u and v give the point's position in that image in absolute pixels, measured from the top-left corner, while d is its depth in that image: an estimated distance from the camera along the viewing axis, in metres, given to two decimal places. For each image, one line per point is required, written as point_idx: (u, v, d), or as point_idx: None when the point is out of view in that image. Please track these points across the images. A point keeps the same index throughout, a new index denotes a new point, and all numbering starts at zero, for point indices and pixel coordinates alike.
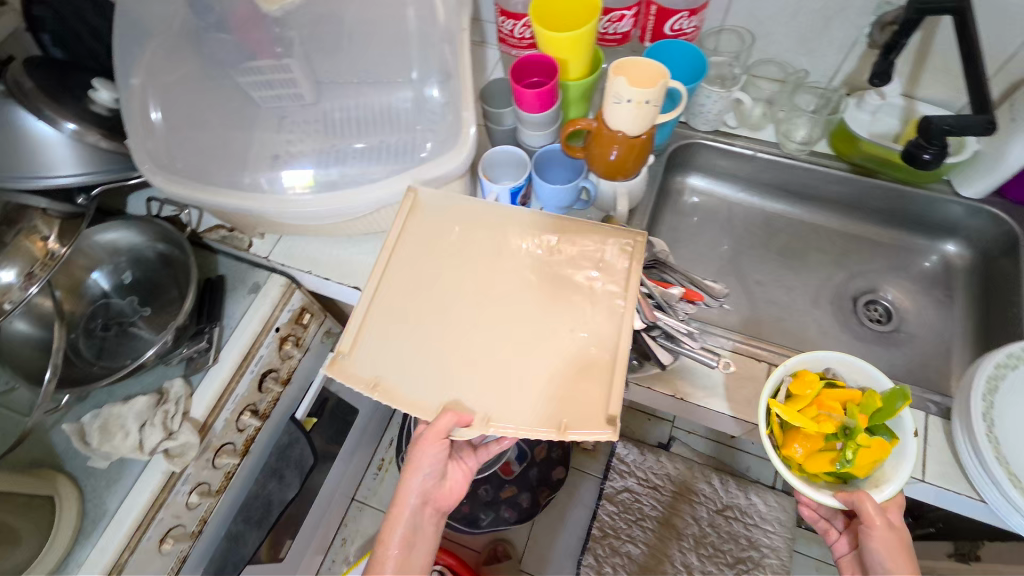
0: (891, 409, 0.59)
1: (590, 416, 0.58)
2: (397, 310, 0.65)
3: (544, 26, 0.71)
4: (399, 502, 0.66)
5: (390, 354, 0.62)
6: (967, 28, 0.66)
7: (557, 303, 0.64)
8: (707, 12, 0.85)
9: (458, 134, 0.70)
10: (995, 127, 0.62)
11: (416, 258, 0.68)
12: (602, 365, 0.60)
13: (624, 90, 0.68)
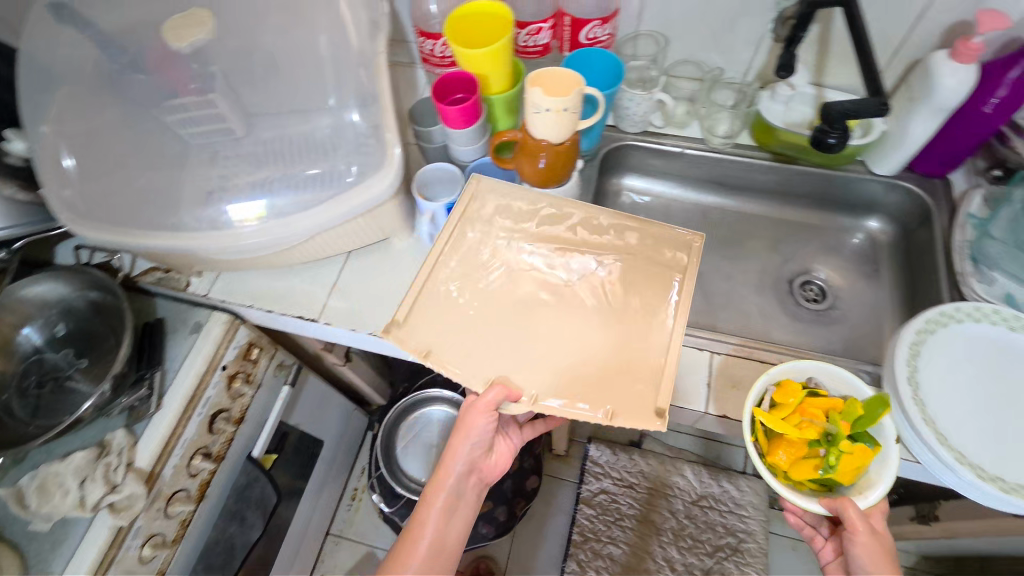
0: (873, 415, 0.59)
1: (639, 409, 0.61)
2: (444, 291, 0.69)
3: (460, 43, 0.73)
4: (445, 467, 0.72)
5: (441, 329, 0.67)
6: (854, 19, 0.70)
7: (615, 302, 0.69)
8: (621, 19, 0.88)
9: (383, 155, 0.71)
10: (888, 108, 0.66)
11: (472, 246, 0.73)
12: (652, 357, 0.65)
13: (541, 99, 0.69)
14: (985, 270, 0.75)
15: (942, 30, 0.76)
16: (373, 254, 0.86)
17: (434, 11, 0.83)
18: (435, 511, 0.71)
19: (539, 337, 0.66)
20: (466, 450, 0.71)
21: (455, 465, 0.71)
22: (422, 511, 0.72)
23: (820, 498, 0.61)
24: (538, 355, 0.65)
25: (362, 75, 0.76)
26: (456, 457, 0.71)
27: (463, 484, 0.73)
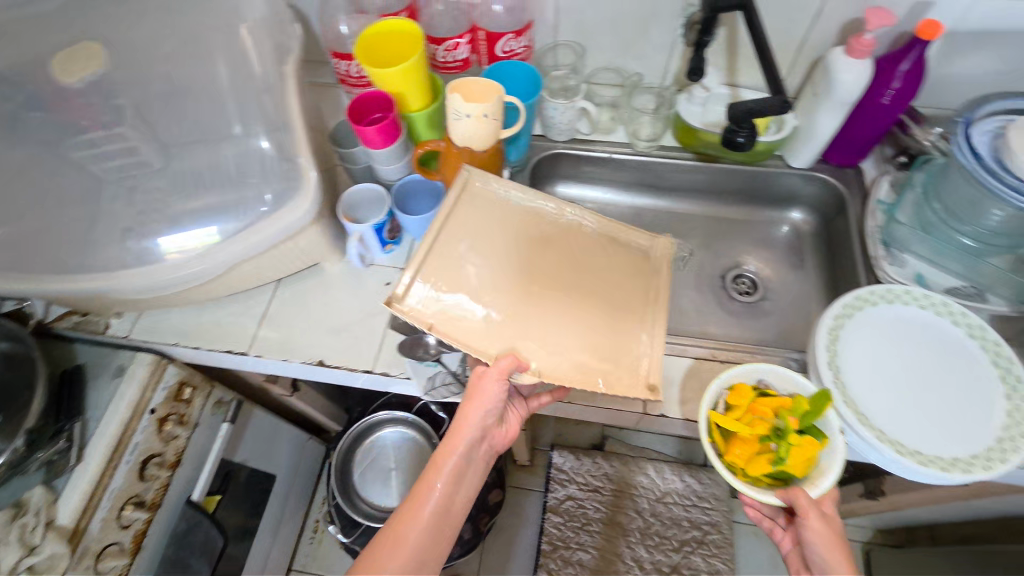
0: (820, 408, 0.61)
1: (631, 382, 0.64)
2: (445, 266, 0.68)
3: (372, 62, 0.72)
4: (456, 431, 0.65)
5: (443, 301, 0.66)
6: (754, 22, 0.73)
7: (609, 282, 0.71)
8: (538, 30, 0.89)
9: (298, 179, 0.70)
10: (788, 106, 0.69)
11: (471, 221, 0.71)
12: (645, 338, 0.68)
13: (462, 105, 0.69)
14: (897, 252, 0.79)
15: (838, 28, 0.80)
16: (304, 281, 0.84)
17: (346, 32, 0.82)
18: (442, 481, 0.64)
19: (542, 312, 0.67)
20: (482, 415, 0.65)
21: (468, 432, 0.65)
22: (427, 479, 0.65)
23: (777, 491, 0.61)
24: (543, 329, 0.66)
25: (271, 101, 0.73)
26: (472, 421, 0.65)
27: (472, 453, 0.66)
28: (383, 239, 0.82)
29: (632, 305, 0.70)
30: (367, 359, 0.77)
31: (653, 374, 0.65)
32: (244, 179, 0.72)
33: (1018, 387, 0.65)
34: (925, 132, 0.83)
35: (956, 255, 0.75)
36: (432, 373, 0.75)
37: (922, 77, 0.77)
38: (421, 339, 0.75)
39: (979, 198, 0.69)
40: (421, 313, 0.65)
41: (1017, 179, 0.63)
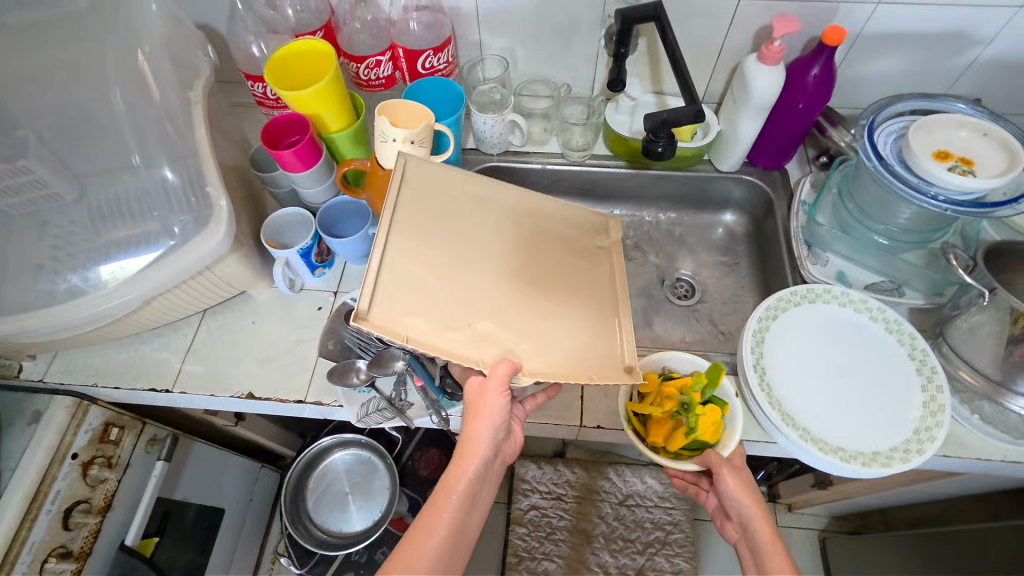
0: (714, 377, 0.67)
1: (611, 370, 0.61)
2: (404, 264, 0.57)
3: (284, 85, 0.71)
4: (466, 451, 0.62)
5: (413, 308, 0.55)
6: (666, 32, 0.74)
7: (563, 267, 0.67)
8: (462, 45, 0.89)
9: (209, 208, 0.68)
10: (702, 114, 0.70)
11: (422, 211, 0.61)
12: (612, 325, 0.65)
13: (388, 128, 0.67)
14: (819, 251, 0.81)
15: (752, 35, 0.82)
16: (232, 311, 0.81)
17: (258, 53, 0.80)
18: (452, 503, 0.60)
19: (517, 307, 0.60)
20: (492, 432, 0.62)
21: (481, 451, 0.61)
22: (437, 503, 0.60)
23: (695, 458, 0.67)
24: (523, 325, 0.59)
25: (181, 131, 0.70)
26: (481, 439, 0.62)
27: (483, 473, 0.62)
28: (312, 263, 0.80)
29: (592, 290, 0.67)
30: (298, 388, 0.75)
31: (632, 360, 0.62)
32: (153, 211, 0.69)
33: (933, 378, 0.67)
34: (842, 133, 0.86)
35: (873, 252, 0.77)
36: (365, 400, 0.72)
37: (833, 79, 0.79)
38: (352, 366, 0.72)
39: (887, 199, 0.71)
40: (389, 326, 0.53)
41: (915, 179, 0.66)
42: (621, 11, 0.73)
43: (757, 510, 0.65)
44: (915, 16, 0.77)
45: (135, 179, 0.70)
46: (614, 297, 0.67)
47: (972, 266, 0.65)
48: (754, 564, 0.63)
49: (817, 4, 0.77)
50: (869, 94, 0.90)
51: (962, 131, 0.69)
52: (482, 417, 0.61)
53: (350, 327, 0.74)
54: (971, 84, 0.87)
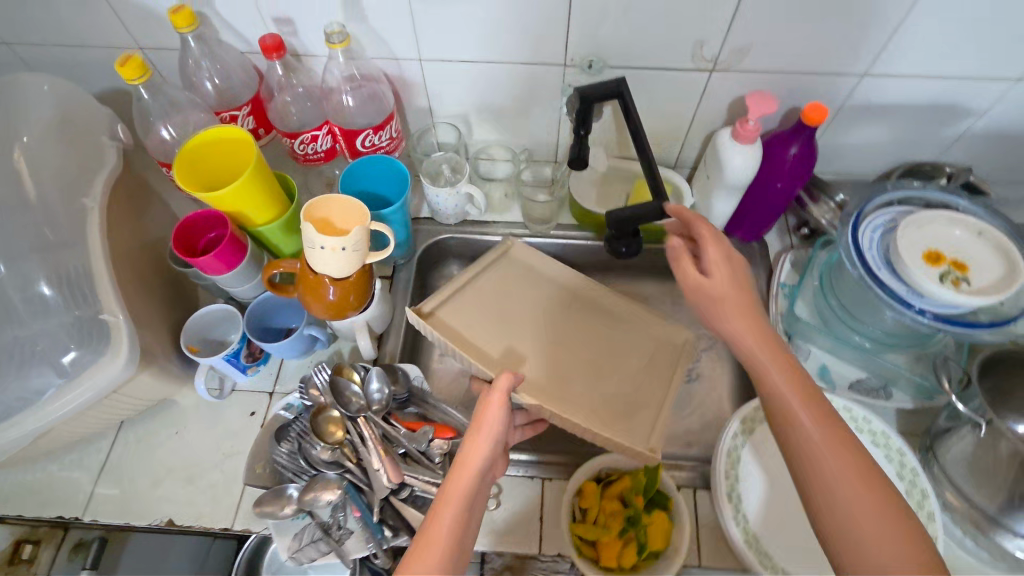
0: (652, 476, 0.64)
1: (631, 440, 0.64)
2: (467, 298, 0.72)
3: (199, 181, 0.62)
4: (466, 461, 0.52)
5: (468, 327, 0.70)
6: (630, 113, 0.65)
7: (624, 351, 0.72)
8: (411, 110, 0.80)
9: (107, 334, 0.58)
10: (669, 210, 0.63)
11: (504, 276, 0.76)
12: (648, 407, 0.68)
13: (315, 236, 0.59)
14: (800, 344, 0.74)
15: (726, 106, 0.75)
16: (153, 420, 0.73)
17: (169, 136, 0.69)
18: (454, 515, 0.49)
19: (552, 360, 0.70)
20: (493, 443, 0.53)
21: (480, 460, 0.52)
22: (437, 516, 0.49)
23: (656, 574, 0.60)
24: (552, 372, 0.69)
25: (65, 231, 0.60)
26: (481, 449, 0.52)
27: (484, 484, 0.53)
28: (241, 365, 0.71)
29: (643, 376, 0.70)
30: (222, 516, 0.67)
31: (653, 438, 0.64)
32: (33, 327, 0.59)
33: (923, 504, 0.61)
34: (823, 208, 0.80)
35: (858, 351, 0.70)
36: (298, 529, 0.64)
37: (813, 158, 0.72)
38: (282, 495, 0.63)
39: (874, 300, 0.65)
40: (447, 323, 0.69)
41: (902, 287, 0.59)
42: (579, 89, 0.64)
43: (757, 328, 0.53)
44: (902, 89, 0.71)
45: (8, 292, 0.59)
46: (666, 386, 0.69)
47: (968, 384, 0.59)
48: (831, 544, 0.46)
49: (796, 76, 0.70)
50: (854, 162, 0.83)
51: (955, 229, 0.62)
52: (488, 423, 0.54)
53: (280, 446, 0.66)
54: (965, 153, 0.80)
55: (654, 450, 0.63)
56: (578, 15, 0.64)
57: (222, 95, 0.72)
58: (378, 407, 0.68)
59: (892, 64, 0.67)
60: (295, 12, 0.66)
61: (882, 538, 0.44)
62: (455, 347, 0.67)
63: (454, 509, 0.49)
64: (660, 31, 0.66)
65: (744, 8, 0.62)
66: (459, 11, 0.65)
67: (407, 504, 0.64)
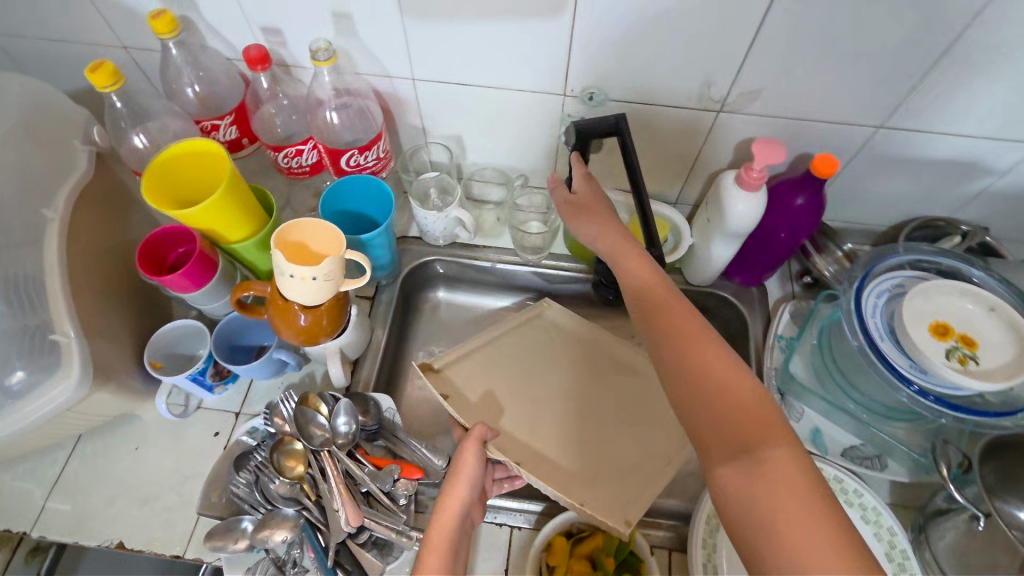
0: (626, 539, 0.61)
1: (607, 512, 0.60)
2: (474, 354, 0.71)
3: (171, 194, 0.60)
4: (446, 503, 0.53)
5: (472, 380, 0.69)
6: (630, 153, 0.59)
7: (634, 419, 0.68)
8: (404, 127, 0.77)
9: (59, 357, 0.56)
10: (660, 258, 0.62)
11: (528, 332, 0.74)
12: (642, 479, 0.63)
13: (285, 263, 0.56)
14: (793, 403, 0.70)
15: (731, 146, 0.72)
16: (115, 433, 0.71)
17: (140, 145, 0.67)
18: (441, 556, 0.49)
19: (555, 422, 0.67)
20: (470, 488, 0.55)
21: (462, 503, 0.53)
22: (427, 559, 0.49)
23: None
24: (550, 436, 0.66)
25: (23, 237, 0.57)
26: (461, 491, 0.54)
27: (466, 523, 0.54)
28: (207, 384, 0.68)
29: (652, 446, 0.66)
30: (175, 541, 0.64)
31: (635, 513, 0.60)
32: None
33: None
34: (827, 259, 0.77)
35: (852, 417, 0.66)
36: (252, 564, 0.60)
37: (822, 209, 0.68)
38: (235, 528, 0.60)
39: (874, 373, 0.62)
40: (446, 380, 0.68)
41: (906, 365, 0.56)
42: (576, 123, 0.60)
43: (650, 271, 0.56)
44: (918, 143, 0.67)
45: None
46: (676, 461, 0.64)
47: (968, 468, 0.57)
48: (715, 450, 0.45)
49: (804, 122, 0.67)
50: (864, 212, 0.79)
51: (967, 301, 0.59)
52: (463, 469, 0.56)
53: (238, 476, 0.63)
54: (982, 211, 0.75)
55: (626, 526, 0.58)
56: (579, 46, 0.62)
57: (205, 103, 0.70)
58: (344, 441, 0.64)
59: (907, 116, 0.64)
60: (285, 24, 0.63)
61: (767, 429, 0.44)
62: (450, 404, 0.65)
63: (441, 550, 0.50)
64: (663, 67, 0.63)
65: (754, 50, 0.59)
66: (455, 34, 0.62)
67: (365, 548, 0.61)
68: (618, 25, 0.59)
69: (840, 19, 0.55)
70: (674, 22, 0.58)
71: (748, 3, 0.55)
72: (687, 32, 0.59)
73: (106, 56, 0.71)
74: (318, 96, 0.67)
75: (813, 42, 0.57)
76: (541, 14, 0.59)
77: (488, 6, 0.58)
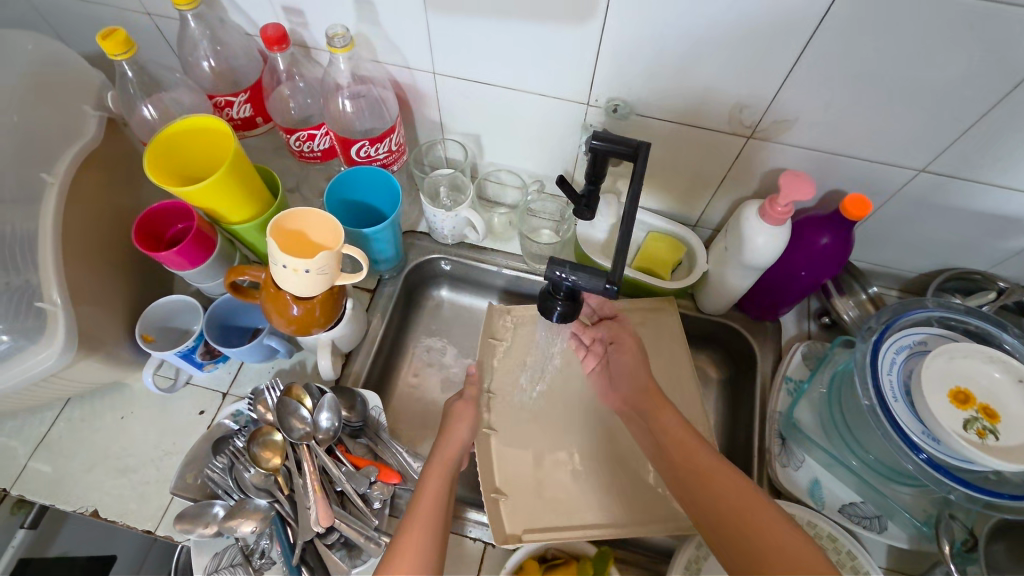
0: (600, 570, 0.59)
1: (517, 517, 0.62)
2: (510, 345, 0.75)
3: (174, 167, 0.59)
4: (447, 445, 0.61)
5: (516, 347, 0.75)
6: (638, 180, 0.49)
7: (623, 460, 0.68)
8: (421, 120, 0.75)
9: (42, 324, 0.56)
10: (614, 290, 0.45)
11: None
12: (571, 514, 0.63)
13: (278, 253, 0.54)
14: (794, 449, 0.68)
15: (758, 174, 0.68)
16: (103, 399, 0.71)
17: (151, 116, 0.67)
18: (440, 481, 0.57)
19: (549, 423, 0.71)
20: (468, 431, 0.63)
21: (448, 468, 0.58)
22: (427, 480, 0.57)
23: None
24: (527, 437, 0.69)
25: (21, 199, 0.57)
26: (459, 440, 0.62)
27: (461, 463, 0.62)
28: (197, 362, 0.67)
29: (625, 490, 0.65)
30: (147, 516, 0.63)
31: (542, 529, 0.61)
32: None
33: None
34: (847, 302, 0.74)
35: (854, 473, 0.63)
36: (220, 549, 0.60)
37: (848, 251, 0.64)
38: (206, 512, 0.60)
39: (858, 407, 0.61)
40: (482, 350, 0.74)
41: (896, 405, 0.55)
42: (591, 137, 0.50)
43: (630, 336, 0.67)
44: (962, 193, 0.62)
45: None
46: (633, 504, 0.64)
47: (973, 546, 0.55)
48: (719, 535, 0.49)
49: (840, 157, 0.63)
50: (895, 256, 0.75)
51: (992, 369, 0.55)
52: (463, 414, 0.64)
53: (215, 460, 0.63)
54: (1022, 270, 0.70)
55: (513, 542, 0.60)
56: (607, 56, 0.59)
57: (221, 78, 0.70)
58: (325, 437, 0.64)
59: (952, 162, 0.59)
60: (306, 6, 0.61)
61: (763, 510, 0.48)
62: (483, 347, 0.74)
63: (440, 477, 0.57)
64: (694, 86, 0.60)
65: (792, 78, 0.56)
66: (479, 32, 0.59)
67: (333, 549, 0.60)
68: (650, 38, 0.56)
69: (889, 54, 0.51)
70: (708, 41, 0.54)
71: (791, 28, 0.51)
72: (722, 53, 0.55)
73: (133, 24, 0.70)
74: (334, 82, 0.65)
75: (856, 76, 0.54)
76: (570, 20, 0.56)
77: (516, 6, 0.55)
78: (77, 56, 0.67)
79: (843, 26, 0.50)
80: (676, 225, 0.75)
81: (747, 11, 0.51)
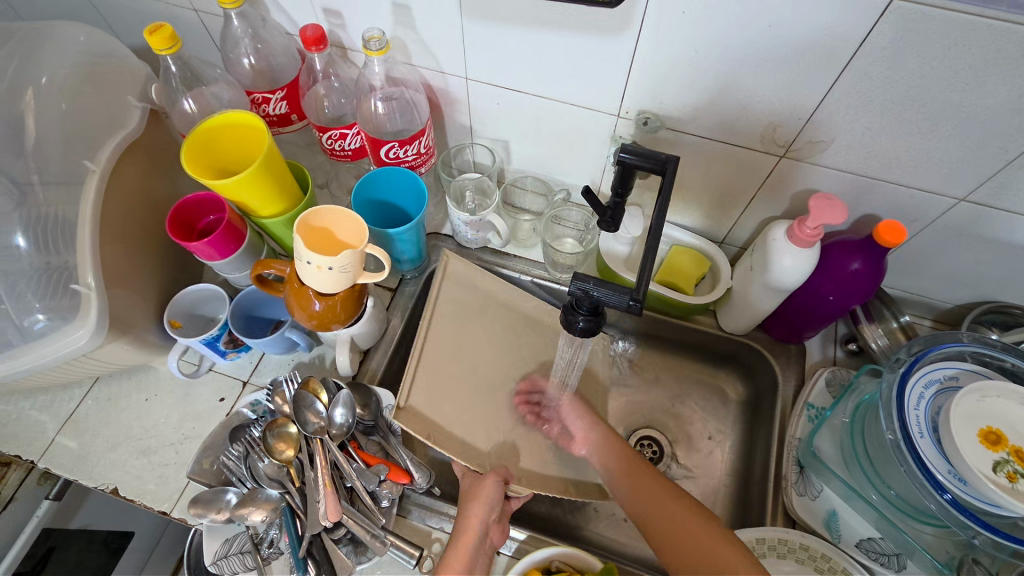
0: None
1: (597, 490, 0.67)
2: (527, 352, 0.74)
3: (210, 160, 0.61)
4: (462, 534, 0.57)
5: (432, 394, 0.65)
6: (668, 195, 0.48)
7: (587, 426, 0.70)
8: (452, 122, 0.76)
9: (76, 305, 0.58)
10: (640, 306, 0.45)
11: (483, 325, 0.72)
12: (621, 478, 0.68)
13: (303, 249, 0.54)
14: (811, 478, 0.66)
15: (791, 194, 0.67)
16: (130, 381, 0.73)
17: (190, 110, 0.69)
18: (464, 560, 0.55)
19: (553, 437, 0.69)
20: (489, 509, 0.59)
21: (473, 540, 0.57)
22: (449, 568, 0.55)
23: None
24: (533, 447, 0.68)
25: (64, 184, 0.59)
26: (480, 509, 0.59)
27: (495, 524, 0.59)
28: (221, 350, 0.68)
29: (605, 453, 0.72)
30: (164, 498, 0.65)
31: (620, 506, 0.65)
32: None
33: None
34: (877, 330, 0.72)
35: (873, 508, 0.60)
36: (231, 535, 0.61)
37: (879, 278, 0.63)
38: (220, 498, 0.62)
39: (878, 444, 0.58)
40: (423, 415, 0.63)
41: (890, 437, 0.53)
42: (619, 148, 0.49)
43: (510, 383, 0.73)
44: (1007, 225, 0.60)
45: None
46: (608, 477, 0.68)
47: None
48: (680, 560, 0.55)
49: (874, 181, 0.61)
50: (931, 285, 0.72)
51: None
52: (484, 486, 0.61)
53: (231, 448, 0.64)
54: None
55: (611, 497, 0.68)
56: (638, 68, 0.59)
57: (261, 75, 0.72)
58: (338, 432, 0.64)
59: (995, 193, 0.57)
60: (346, 8, 0.62)
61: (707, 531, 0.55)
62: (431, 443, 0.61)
63: (462, 564, 0.55)
64: (726, 101, 0.59)
65: (828, 97, 0.54)
66: (511, 39, 0.60)
67: (339, 544, 0.61)
68: (683, 53, 0.55)
69: (934, 78, 0.49)
70: (741, 56, 0.54)
71: (828, 50, 0.50)
72: (758, 70, 0.54)
73: (183, 22, 0.73)
74: (368, 83, 0.66)
75: (897, 99, 0.52)
76: (604, 33, 0.56)
77: (545, 15, 0.56)
78: (127, 51, 0.71)
79: (886, 48, 0.48)
80: (700, 240, 0.75)
81: (780, 29, 0.50)
